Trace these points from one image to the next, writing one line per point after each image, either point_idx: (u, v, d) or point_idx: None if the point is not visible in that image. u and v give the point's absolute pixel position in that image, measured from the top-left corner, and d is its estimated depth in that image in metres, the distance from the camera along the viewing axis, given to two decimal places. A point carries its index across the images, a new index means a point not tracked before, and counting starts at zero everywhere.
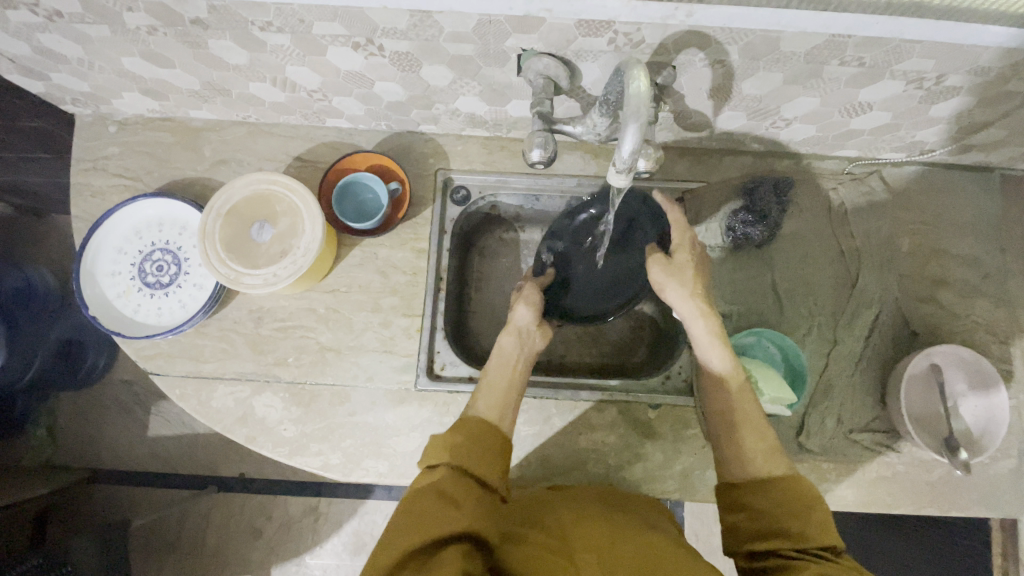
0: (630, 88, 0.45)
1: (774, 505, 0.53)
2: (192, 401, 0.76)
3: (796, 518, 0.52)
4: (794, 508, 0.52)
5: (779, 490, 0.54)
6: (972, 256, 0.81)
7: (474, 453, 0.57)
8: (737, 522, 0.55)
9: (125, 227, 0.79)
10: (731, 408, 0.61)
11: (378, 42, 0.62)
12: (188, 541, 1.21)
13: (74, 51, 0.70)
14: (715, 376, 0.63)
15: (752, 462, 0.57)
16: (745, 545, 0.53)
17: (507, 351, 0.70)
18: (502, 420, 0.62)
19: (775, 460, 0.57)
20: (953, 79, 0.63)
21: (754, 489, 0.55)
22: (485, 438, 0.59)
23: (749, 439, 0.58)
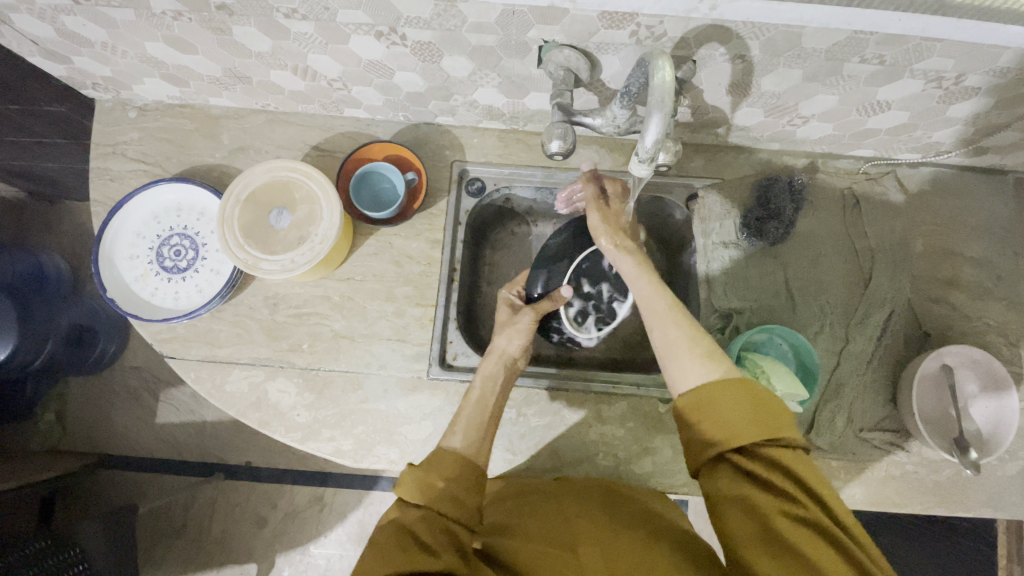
0: (655, 78, 0.46)
1: (724, 411, 0.51)
2: (207, 384, 0.76)
3: (744, 420, 0.50)
4: (745, 412, 0.51)
5: (722, 394, 0.52)
6: (985, 258, 0.81)
7: (451, 496, 0.58)
8: (689, 437, 0.54)
9: (145, 212, 0.80)
10: (664, 326, 0.59)
11: (400, 31, 0.63)
12: (194, 527, 1.22)
13: (99, 35, 0.71)
14: (648, 299, 0.62)
15: (690, 363, 0.55)
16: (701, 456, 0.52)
17: (492, 381, 0.70)
18: (478, 456, 0.62)
19: (709, 361, 0.55)
20: (972, 79, 0.63)
21: (698, 398, 0.53)
22: (463, 480, 0.59)
23: (682, 349, 0.56)
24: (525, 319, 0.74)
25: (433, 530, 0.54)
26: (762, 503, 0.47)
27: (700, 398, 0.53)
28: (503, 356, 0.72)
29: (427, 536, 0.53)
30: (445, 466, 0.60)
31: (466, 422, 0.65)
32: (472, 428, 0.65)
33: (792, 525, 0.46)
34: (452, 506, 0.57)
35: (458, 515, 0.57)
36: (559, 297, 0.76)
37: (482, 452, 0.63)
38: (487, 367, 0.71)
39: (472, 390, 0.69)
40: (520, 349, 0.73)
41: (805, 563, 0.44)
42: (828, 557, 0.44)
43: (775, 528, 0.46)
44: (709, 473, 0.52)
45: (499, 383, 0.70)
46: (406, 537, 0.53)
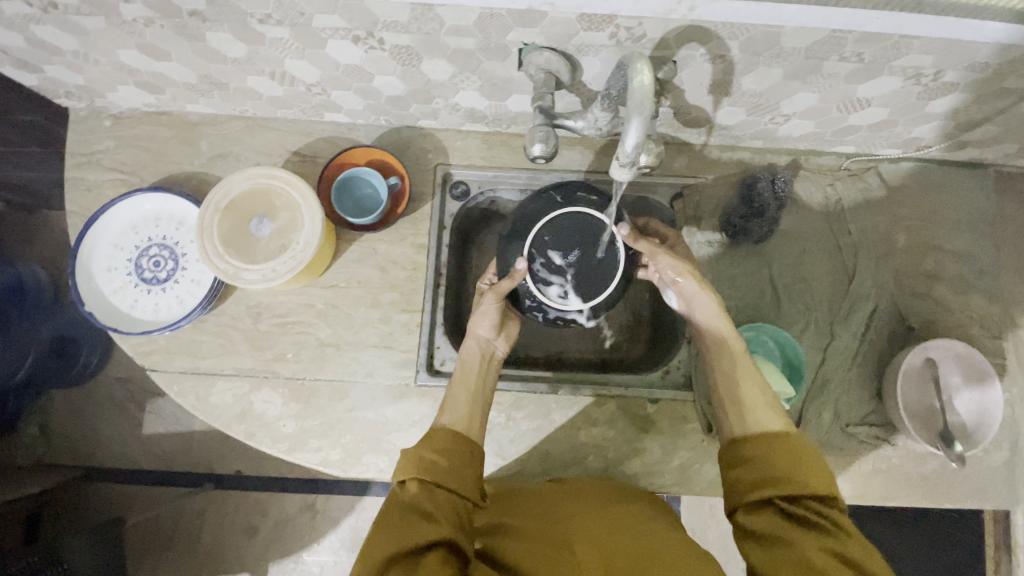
0: (634, 81, 0.46)
1: (772, 456, 0.54)
2: (191, 397, 0.75)
3: (799, 468, 0.52)
4: (796, 459, 0.53)
5: (782, 442, 0.54)
6: (966, 251, 0.82)
7: (452, 470, 0.58)
8: (738, 476, 0.55)
9: (122, 222, 0.78)
10: (731, 370, 0.62)
11: (378, 35, 0.62)
12: (185, 538, 1.21)
13: (69, 44, 0.69)
14: (717, 342, 0.65)
15: (758, 413, 0.58)
16: (745, 498, 0.54)
17: (470, 362, 0.70)
18: (471, 428, 0.63)
19: (771, 412, 0.58)
20: (950, 75, 0.64)
21: (755, 441, 0.55)
22: (462, 453, 0.60)
23: (751, 396, 0.60)
24: (486, 300, 0.71)
25: (438, 503, 0.56)
26: (800, 540, 0.49)
27: (759, 444, 0.55)
28: (477, 337, 0.71)
29: (431, 509, 0.55)
30: (442, 441, 0.60)
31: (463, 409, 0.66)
32: (458, 411, 0.65)
33: (832, 561, 0.47)
34: (452, 479, 0.58)
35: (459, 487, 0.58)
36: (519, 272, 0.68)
37: (474, 425, 0.64)
38: (466, 349, 0.71)
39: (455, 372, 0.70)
40: (493, 330, 0.72)
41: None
42: None
43: (814, 563, 0.47)
44: (748, 515, 0.53)
45: (475, 365, 0.70)
46: (409, 513, 0.54)
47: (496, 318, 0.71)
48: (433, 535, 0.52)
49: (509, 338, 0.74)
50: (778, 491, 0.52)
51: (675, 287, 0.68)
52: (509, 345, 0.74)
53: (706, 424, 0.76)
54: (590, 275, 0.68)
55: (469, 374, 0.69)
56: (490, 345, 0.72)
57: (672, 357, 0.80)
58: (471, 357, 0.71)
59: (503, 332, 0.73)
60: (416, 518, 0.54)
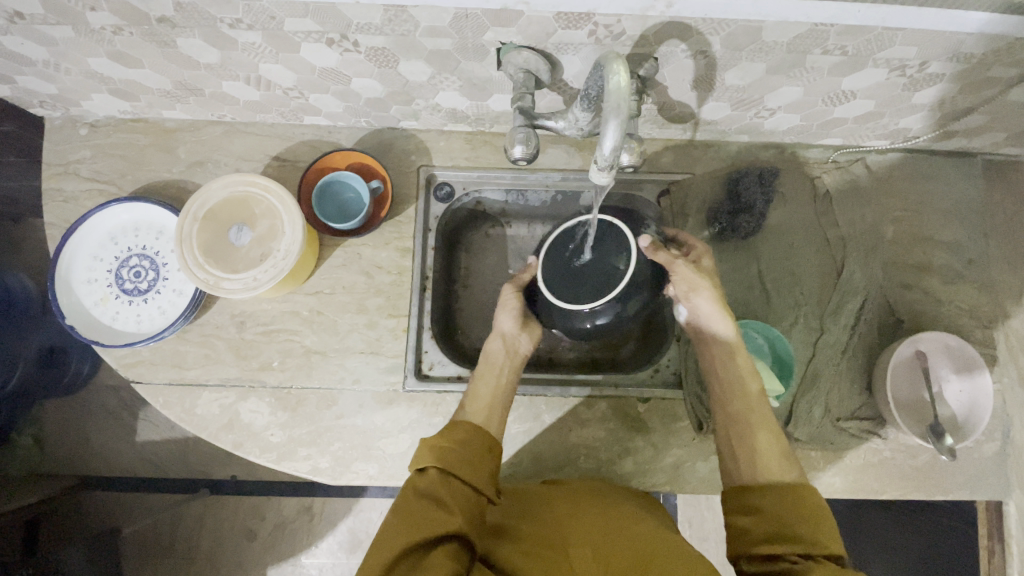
0: (610, 83, 0.45)
1: (788, 511, 0.53)
2: (176, 408, 0.74)
3: (810, 523, 0.52)
4: (808, 515, 0.52)
5: (796, 497, 0.54)
6: (956, 241, 0.81)
7: (468, 460, 0.58)
8: (746, 523, 0.54)
9: (101, 233, 0.77)
10: (744, 414, 0.62)
11: (352, 38, 0.61)
12: (181, 546, 1.20)
13: (39, 53, 0.67)
14: (731, 381, 0.64)
15: (768, 464, 0.57)
16: (754, 547, 0.53)
17: (493, 359, 0.70)
18: (488, 423, 0.64)
19: (785, 463, 0.57)
20: (936, 65, 0.63)
21: (765, 490, 0.55)
22: (479, 446, 0.59)
23: (762, 445, 0.59)
24: (508, 294, 0.74)
25: (454, 493, 0.55)
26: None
27: (772, 493, 0.54)
28: (501, 333, 0.72)
29: (446, 500, 0.54)
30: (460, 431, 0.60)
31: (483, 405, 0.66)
32: (479, 402, 0.66)
33: None
34: (468, 470, 0.57)
35: (475, 479, 0.57)
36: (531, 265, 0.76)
37: (493, 421, 0.65)
38: (490, 345, 0.72)
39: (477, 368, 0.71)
40: (516, 324, 0.73)
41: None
42: None
43: None
44: (754, 563, 0.53)
45: (499, 362, 0.70)
46: (423, 503, 0.54)
47: (518, 311, 0.73)
48: (447, 527, 0.51)
49: (534, 338, 0.73)
50: (788, 548, 0.50)
51: (691, 304, 0.68)
52: (533, 344, 0.73)
53: (697, 422, 0.76)
54: (595, 276, 0.66)
55: (491, 370, 0.70)
56: (513, 340, 0.72)
57: (661, 356, 0.80)
58: (495, 354, 0.71)
59: (527, 327, 0.73)
60: (433, 508, 0.53)
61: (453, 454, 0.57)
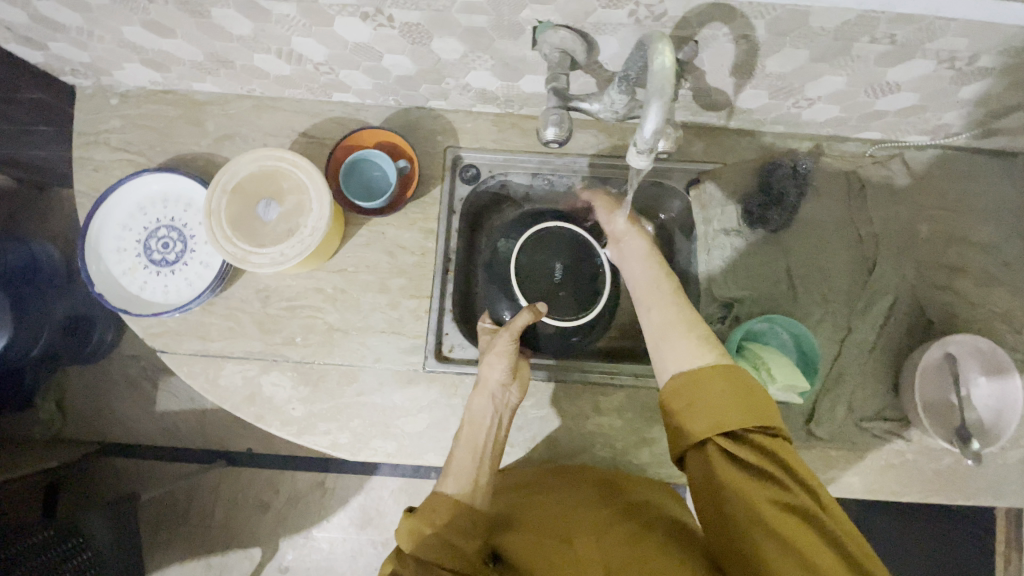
0: (654, 63, 0.43)
1: (719, 397, 0.53)
2: (200, 378, 0.75)
3: (740, 407, 0.52)
4: (740, 399, 0.52)
5: (717, 381, 0.54)
6: (992, 243, 0.79)
7: (443, 545, 0.60)
8: (681, 419, 0.54)
9: (130, 204, 0.77)
10: (663, 311, 0.63)
11: (387, 12, 0.60)
12: (197, 514, 1.22)
13: (74, 20, 0.67)
14: (652, 281, 0.67)
15: (684, 344, 0.58)
16: (693, 439, 0.53)
17: (479, 417, 0.68)
18: (472, 496, 0.65)
19: (705, 350, 0.57)
20: (986, 59, 0.60)
21: (690, 381, 0.55)
22: (456, 526, 0.62)
23: (686, 335, 0.59)
24: (499, 342, 0.70)
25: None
26: (752, 489, 0.48)
27: (698, 387, 0.54)
28: (489, 390, 0.69)
29: None
30: (440, 513, 0.62)
31: (468, 469, 0.66)
32: (462, 476, 0.65)
33: (781, 513, 0.47)
34: (447, 553, 0.59)
35: (454, 564, 0.59)
36: (538, 309, 0.71)
37: (478, 496, 0.65)
38: (476, 404, 0.69)
39: (463, 428, 0.69)
40: (507, 375, 0.69)
41: (794, 552, 0.45)
42: (813, 544, 0.45)
43: (766, 517, 0.47)
44: (697, 455, 0.53)
45: (486, 423, 0.68)
46: None
47: (509, 361, 0.69)
48: None
49: (523, 387, 0.71)
50: (719, 433, 0.52)
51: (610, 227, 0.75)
52: (523, 391, 0.71)
53: None
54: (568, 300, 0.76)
55: (477, 430, 0.68)
56: (502, 393, 0.70)
57: None
58: (482, 412, 0.69)
59: (516, 378, 0.71)
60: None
61: (429, 536, 0.60)
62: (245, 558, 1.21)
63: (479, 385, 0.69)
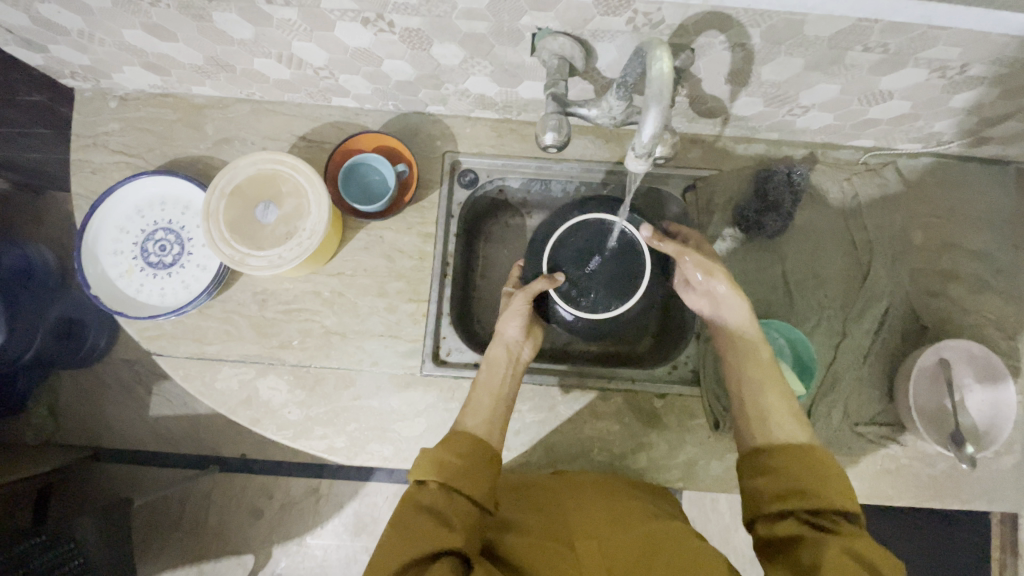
0: (653, 69, 0.44)
1: (801, 470, 0.53)
2: (197, 382, 0.75)
3: (822, 482, 0.52)
4: (820, 471, 0.53)
5: (801, 453, 0.54)
6: (984, 250, 0.80)
7: (468, 472, 0.57)
8: (759, 487, 0.55)
9: (128, 206, 0.77)
10: (756, 380, 0.61)
11: (388, 18, 0.61)
12: (190, 520, 1.21)
13: (75, 23, 0.68)
14: (746, 349, 0.64)
15: (785, 426, 0.57)
16: (768, 507, 0.53)
17: (495, 364, 0.68)
18: (491, 433, 0.62)
19: (796, 425, 0.57)
20: (977, 68, 0.62)
21: (777, 452, 0.55)
22: (480, 457, 0.58)
23: (777, 414, 0.58)
24: (518, 300, 0.69)
25: (456, 507, 0.55)
26: (818, 544, 0.48)
27: (783, 455, 0.55)
28: (505, 338, 0.69)
29: (445, 513, 0.54)
30: (458, 443, 0.59)
31: (483, 404, 0.65)
32: (480, 411, 0.64)
33: (849, 565, 0.46)
34: (470, 484, 0.56)
35: (474, 491, 0.56)
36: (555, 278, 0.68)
37: (494, 434, 0.62)
38: (492, 351, 0.69)
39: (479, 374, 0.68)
40: (521, 332, 0.70)
41: None
42: None
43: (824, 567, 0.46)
44: (770, 526, 0.53)
45: (502, 369, 0.68)
46: (422, 517, 0.53)
47: (526, 318, 0.69)
48: (446, 541, 0.51)
49: (536, 343, 0.72)
50: (801, 505, 0.51)
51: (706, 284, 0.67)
52: (536, 349, 0.72)
53: (713, 420, 0.75)
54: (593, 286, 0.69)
55: (492, 377, 0.68)
56: (517, 347, 0.70)
57: (678, 353, 0.79)
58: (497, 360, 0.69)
59: (530, 335, 0.71)
60: (437, 526, 0.52)
61: (456, 466, 0.57)
62: (238, 564, 1.20)
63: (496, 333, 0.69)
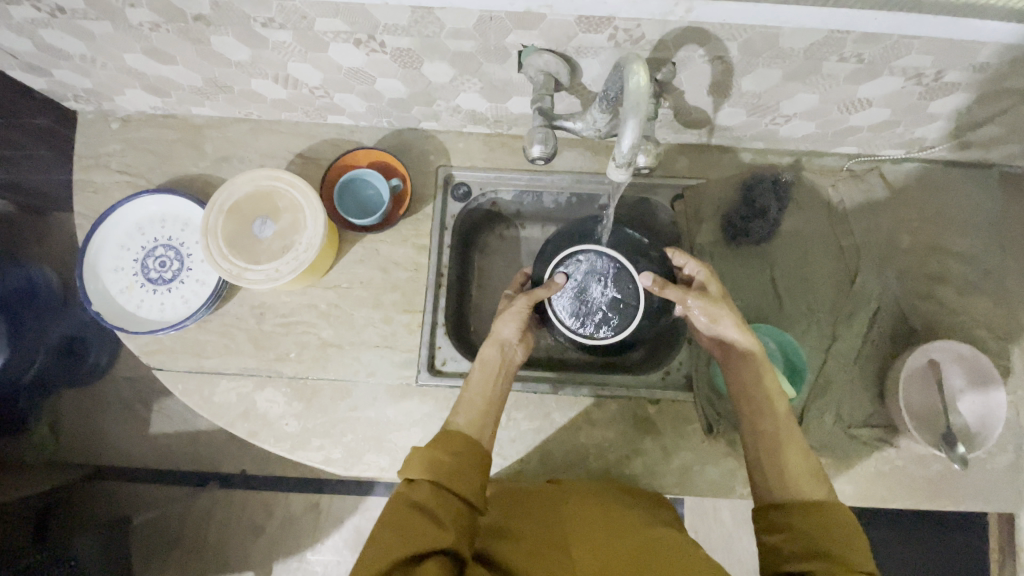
0: (630, 83, 0.46)
1: (820, 529, 0.53)
2: (195, 396, 0.76)
3: (838, 541, 0.52)
4: (838, 530, 0.53)
5: (824, 516, 0.54)
6: (970, 252, 0.81)
7: (463, 474, 0.57)
8: (777, 543, 0.54)
9: (129, 224, 0.79)
10: (774, 435, 0.61)
11: (379, 38, 0.63)
12: (190, 537, 1.21)
13: (78, 49, 0.70)
14: (760, 399, 0.63)
15: (804, 487, 0.57)
16: (786, 565, 0.53)
17: (489, 364, 0.69)
18: (481, 436, 0.63)
19: (814, 483, 0.57)
20: (951, 75, 0.63)
21: (797, 509, 0.55)
22: (472, 458, 0.59)
23: (795, 470, 0.58)
24: (517, 302, 0.70)
25: (449, 507, 0.55)
26: None
27: (805, 514, 0.54)
28: (499, 339, 0.70)
29: (439, 512, 0.54)
30: (452, 443, 0.60)
31: (476, 404, 0.65)
32: (474, 411, 0.65)
33: None
34: (464, 484, 0.57)
35: (468, 493, 0.57)
36: (555, 284, 0.71)
37: (486, 435, 0.63)
38: (486, 352, 0.70)
39: (472, 374, 0.69)
40: (516, 334, 0.71)
41: None
42: None
43: None
44: None
45: (495, 370, 0.68)
46: (416, 515, 0.53)
47: (522, 322, 0.70)
48: (439, 543, 0.52)
49: (527, 347, 0.73)
50: (821, 565, 0.50)
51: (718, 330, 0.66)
52: (526, 352, 0.73)
53: (707, 425, 0.76)
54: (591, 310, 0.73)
55: (485, 377, 0.68)
56: (509, 349, 0.70)
57: (671, 359, 0.80)
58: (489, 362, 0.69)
59: (524, 339, 0.72)
60: (428, 523, 0.53)
61: (448, 465, 0.57)
62: None
63: (492, 333, 0.70)
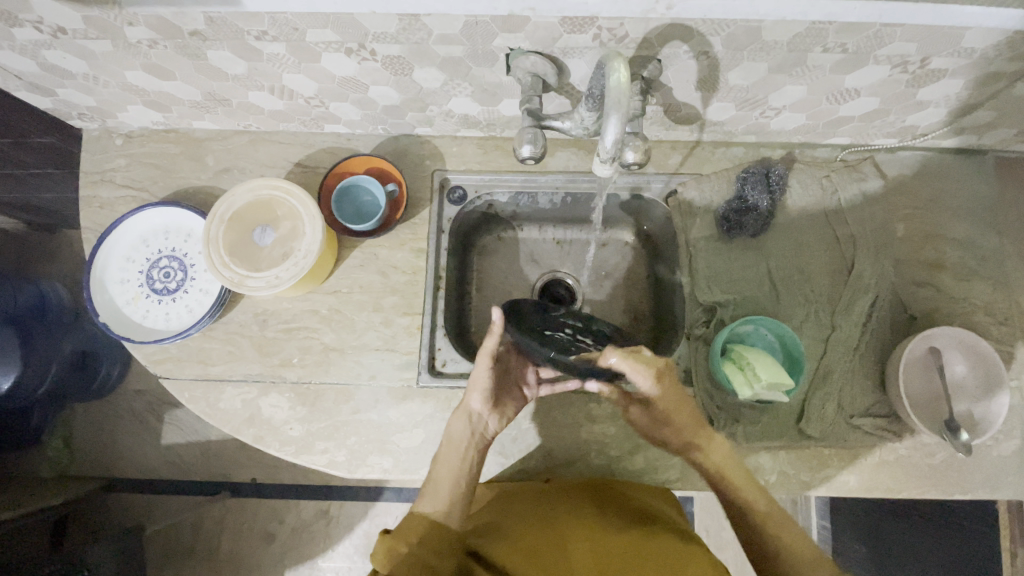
0: (611, 80, 0.47)
1: None
2: (202, 403, 0.77)
3: None
4: None
5: None
6: (969, 239, 0.81)
7: (421, 560, 0.60)
8: None
9: (133, 237, 0.81)
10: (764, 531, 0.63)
11: (370, 47, 0.64)
12: (203, 546, 1.22)
13: (79, 67, 0.72)
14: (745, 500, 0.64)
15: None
16: None
17: (457, 439, 0.69)
18: (447, 516, 0.64)
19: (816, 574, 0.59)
20: (937, 62, 0.64)
21: None
22: (431, 544, 0.62)
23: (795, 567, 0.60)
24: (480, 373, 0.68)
25: None
26: None
27: None
28: (468, 412, 0.69)
29: None
30: (413, 531, 0.62)
31: (444, 483, 0.66)
32: (437, 491, 0.66)
33: None
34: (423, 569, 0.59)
35: None
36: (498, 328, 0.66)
37: (452, 515, 0.64)
38: (454, 425, 0.69)
39: (441, 449, 0.69)
40: (485, 405, 0.69)
41: None
42: None
43: None
44: None
45: (463, 443, 0.68)
46: None
47: (488, 392, 0.69)
48: None
49: (504, 415, 0.71)
50: None
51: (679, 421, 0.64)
52: (504, 419, 0.71)
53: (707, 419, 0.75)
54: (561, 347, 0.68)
55: (455, 452, 0.68)
56: (482, 421, 0.70)
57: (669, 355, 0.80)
58: (459, 434, 0.69)
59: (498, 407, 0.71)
60: None
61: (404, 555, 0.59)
62: None
63: (459, 406, 0.70)
